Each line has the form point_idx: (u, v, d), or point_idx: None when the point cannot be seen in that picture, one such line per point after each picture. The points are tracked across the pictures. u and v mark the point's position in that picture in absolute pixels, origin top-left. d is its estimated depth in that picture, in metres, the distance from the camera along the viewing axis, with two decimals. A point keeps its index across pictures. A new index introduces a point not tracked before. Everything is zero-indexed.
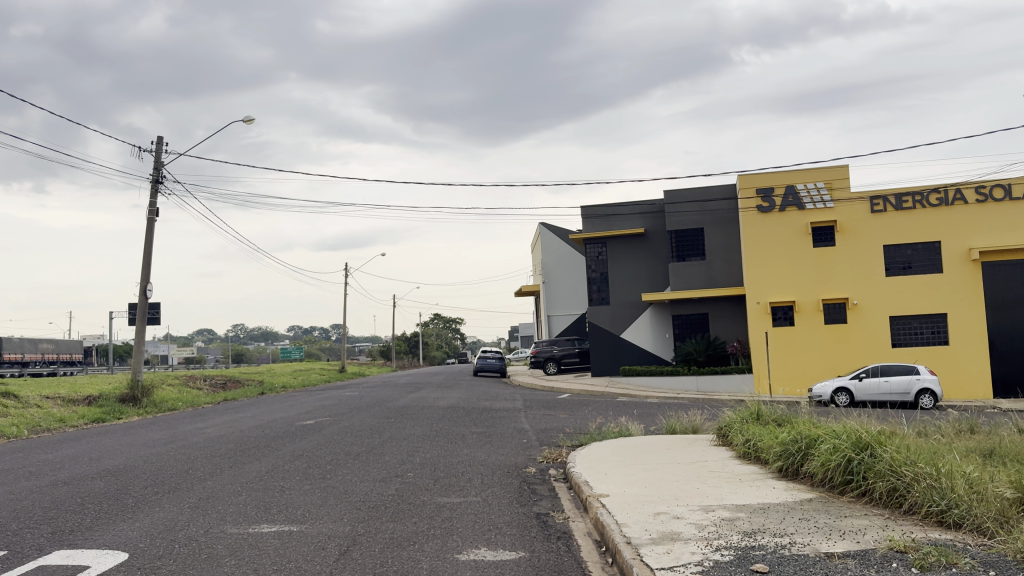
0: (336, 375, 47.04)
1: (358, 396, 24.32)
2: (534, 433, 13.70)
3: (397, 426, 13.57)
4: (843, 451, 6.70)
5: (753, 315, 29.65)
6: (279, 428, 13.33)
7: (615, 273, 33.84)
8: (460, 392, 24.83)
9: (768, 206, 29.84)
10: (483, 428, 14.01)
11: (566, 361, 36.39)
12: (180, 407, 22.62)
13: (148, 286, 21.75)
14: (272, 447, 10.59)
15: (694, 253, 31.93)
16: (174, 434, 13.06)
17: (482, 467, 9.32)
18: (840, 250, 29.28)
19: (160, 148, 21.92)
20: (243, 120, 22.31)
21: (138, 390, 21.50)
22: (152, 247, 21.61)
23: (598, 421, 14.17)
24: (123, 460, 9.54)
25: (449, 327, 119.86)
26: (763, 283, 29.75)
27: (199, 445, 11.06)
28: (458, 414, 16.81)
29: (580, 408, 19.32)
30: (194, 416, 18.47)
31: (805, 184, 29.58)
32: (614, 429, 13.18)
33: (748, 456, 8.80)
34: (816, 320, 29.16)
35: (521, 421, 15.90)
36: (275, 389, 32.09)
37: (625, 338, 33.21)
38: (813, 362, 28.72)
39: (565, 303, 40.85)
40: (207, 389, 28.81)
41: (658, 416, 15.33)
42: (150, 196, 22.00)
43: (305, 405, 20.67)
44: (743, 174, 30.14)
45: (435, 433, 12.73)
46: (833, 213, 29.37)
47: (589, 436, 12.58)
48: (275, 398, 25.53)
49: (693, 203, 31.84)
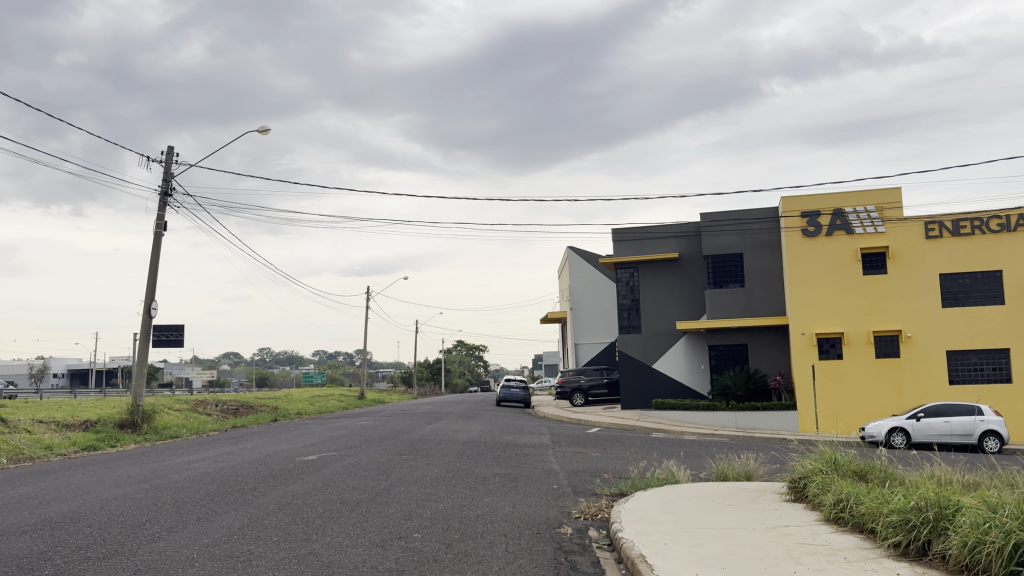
0: (354, 402, 45.41)
1: (374, 426, 22.57)
2: (566, 477, 11.94)
3: (409, 465, 11.87)
4: (1006, 530, 4.90)
5: (798, 347, 27.67)
6: (279, 464, 11.72)
7: (647, 299, 32.03)
8: (483, 424, 23.11)
9: (814, 231, 27.99)
10: (508, 469, 12.26)
11: (594, 393, 34.43)
12: (183, 434, 21.09)
13: (152, 303, 20.38)
14: (258, 491, 8.91)
15: (733, 280, 30.07)
16: (157, 468, 11.43)
17: (507, 526, 7.57)
18: (892, 279, 27.27)
19: (169, 158, 20.67)
20: (258, 130, 21.10)
21: (138, 416, 19.99)
22: (158, 263, 20.28)
23: (640, 463, 12.43)
24: (75, 504, 7.90)
25: (473, 354, 118.28)
26: (808, 312, 27.79)
27: (177, 486, 9.42)
28: (480, 450, 15.10)
29: (615, 445, 17.51)
30: (193, 446, 16.91)
31: (854, 207, 27.72)
32: (658, 474, 11.45)
33: (843, 524, 7.04)
34: (866, 353, 27.07)
35: (549, 460, 14.14)
36: (289, 415, 30.44)
37: (657, 369, 31.25)
38: (863, 399, 26.63)
39: (594, 330, 39.03)
40: (216, 415, 27.22)
41: (707, 459, 13.56)
42: (159, 209, 20.74)
43: (315, 435, 19.00)
44: (787, 196, 28.34)
45: (453, 476, 11.00)
46: (884, 239, 27.43)
47: (632, 482, 10.84)
48: (288, 426, 23.99)
49: (733, 226, 30.06)
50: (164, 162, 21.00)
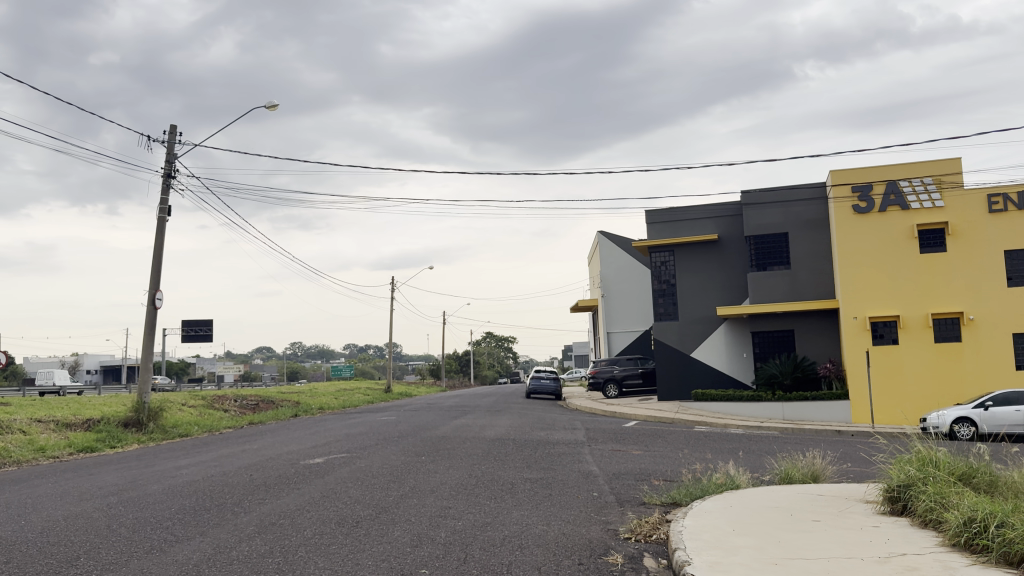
0: (381, 396, 44.14)
1: (395, 422, 21.13)
2: (607, 482, 10.35)
3: (425, 470, 10.31)
4: None
5: (850, 332, 25.74)
6: (278, 470, 10.24)
7: (684, 284, 30.20)
8: (512, 418, 21.63)
9: (866, 207, 25.97)
10: (540, 474, 10.65)
11: (628, 384, 32.71)
12: (193, 432, 19.89)
13: (157, 293, 19.12)
14: (240, 507, 7.42)
15: (777, 261, 28.16)
16: (140, 476, 9.98)
17: (538, 554, 6.00)
18: (951, 257, 25.18)
19: (172, 137, 19.38)
20: (266, 106, 19.69)
21: (143, 414, 18.82)
22: (162, 250, 19.00)
23: (692, 466, 10.81)
24: (8, 530, 6.41)
25: (502, 346, 116.68)
26: (860, 295, 25.82)
27: (149, 501, 7.95)
28: (507, 449, 13.52)
29: (657, 442, 15.87)
30: (195, 446, 15.59)
31: (909, 180, 25.64)
32: (712, 479, 9.81)
33: (983, 555, 5.36)
34: (924, 337, 25.03)
35: (586, 460, 12.54)
36: (310, 410, 29.15)
37: (696, 358, 29.48)
38: (921, 387, 24.64)
39: (627, 318, 37.28)
40: (233, 411, 26.00)
41: (768, 458, 11.93)
42: (162, 192, 19.46)
43: (330, 433, 17.59)
44: (836, 171, 26.34)
45: (475, 483, 9.41)
46: (943, 214, 25.33)
47: (685, 490, 9.22)
48: (306, 422, 22.73)
49: (776, 204, 28.10)
50: (168, 142, 19.71)
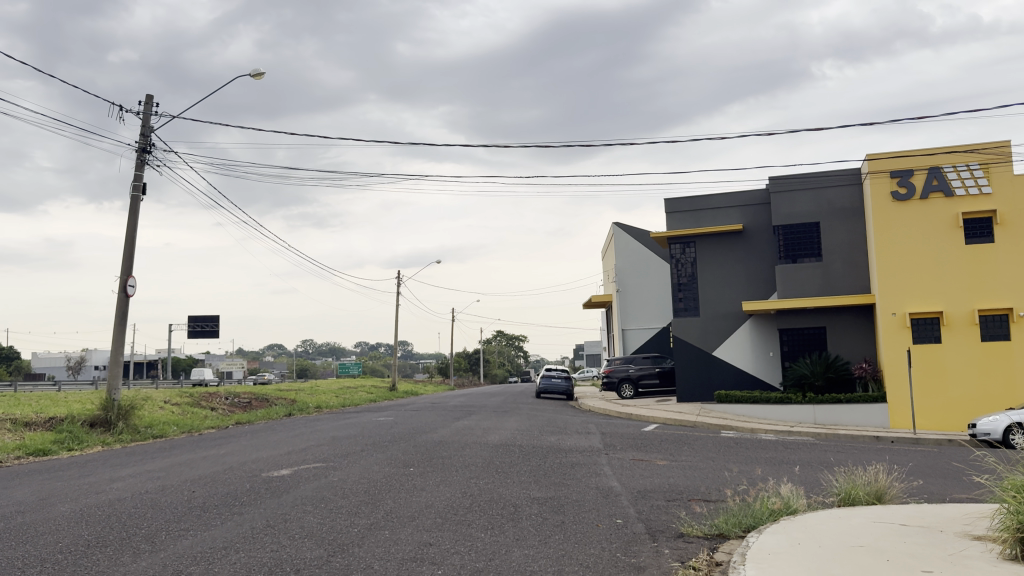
0: (386, 395, 42.31)
1: (391, 423, 19.28)
2: (633, 504, 8.46)
3: (410, 487, 8.39)
4: None
5: (888, 329, 23.65)
6: (231, 484, 8.40)
7: (706, 278, 28.20)
8: (519, 420, 19.70)
9: (906, 193, 23.85)
10: (551, 492, 8.75)
11: (644, 384, 30.72)
12: (170, 433, 18.11)
13: (130, 280, 17.34)
14: (152, 544, 5.59)
15: (808, 253, 26.13)
16: (60, 491, 8.15)
17: None
18: (999, 248, 23.07)
19: (148, 108, 17.61)
20: (252, 75, 17.85)
21: (113, 413, 17.11)
22: (136, 231, 17.23)
23: (735, 484, 8.89)
24: None
25: (513, 344, 114.78)
26: (898, 289, 23.72)
27: (40, 529, 6.12)
28: (512, 458, 11.64)
29: (683, 451, 13.93)
30: (161, 450, 13.81)
31: (954, 164, 23.51)
32: (762, 502, 7.89)
33: None
34: (969, 335, 22.90)
35: (605, 474, 10.62)
36: (306, 409, 27.34)
37: (718, 356, 27.51)
38: (966, 390, 22.58)
39: (642, 315, 35.33)
40: (221, 410, 24.22)
41: (822, 475, 9.97)
42: (137, 168, 17.70)
43: (316, 435, 15.77)
44: (872, 154, 24.22)
45: (467, 506, 7.50)
46: (991, 201, 23.18)
47: (732, 518, 7.30)
48: (297, 422, 20.93)
49: (806, 192, 26.06)
50: (143, 114, 17.96)
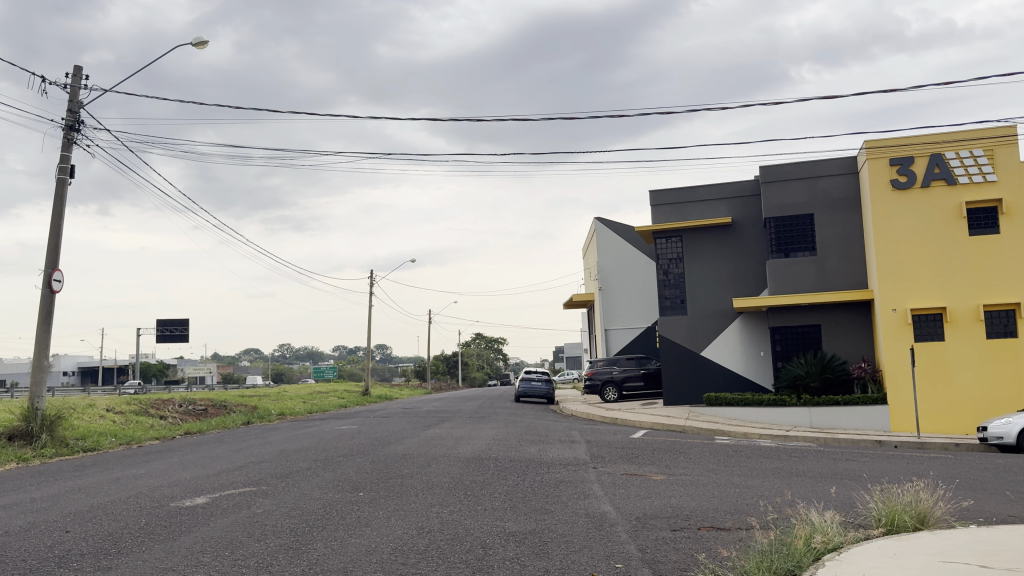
0: (358, 400, 40.28)
1: (354, 432, 17.41)
2: (633, 538, 6.71)
3: (351, 524, 6.54)
4: None
5: (889, 326, 22.16)
6: (118, 522, 6.53)
7: (694, 274, 26.58)
8: (495, 427, 17.99)
9: (906, 181, 22.42)
10: (532, 525, 6.95)
11: (628, 386, 29.08)
12: (103, 445, 16.13)
13: (55, 274, 15.40)
14: None
15: (801, 246, 24.65)
16: None
17: None
18: (1006, 240, 21.74)
19: (76, 81, 15.67)
20: (194, 44, 15.94)
21: (35, 424, 15.14)
22: (62, 218, 15.29)
23: (760, 512, 7.19)
24: None
25: (492, 347, 113.02)
26: (900, 284, 22.28)
27: None
28: (484, 476, 9.85)
29: (681, 463, 12.23)
30: (79, 468, 11.89)
31: (957, 150, 22.13)
32: (798, 538, 6.20)
33: None
34: (975, 332, 21.49)
35: (594, 495, 8.88)
36: (266, 417, 25.35)
37: (708, 357, 25.95)
38: (972, 390, 21.20)
39: (626, 314, 33.72)
40: (169, 418, 22.21)
41: (854, 498, 8.28)
42: (64, 148, 15.76)
43: (265, 447, 13.93)
44: (870, 140, 22.74)
45: (417, 553, 5.65)
46: (996, 189, 21.81)
47: (764, 560, 5.61)
48: (251, 431, 19.03)
49: (800, 182, 24.57)
50: (71, 87, 16.01)
